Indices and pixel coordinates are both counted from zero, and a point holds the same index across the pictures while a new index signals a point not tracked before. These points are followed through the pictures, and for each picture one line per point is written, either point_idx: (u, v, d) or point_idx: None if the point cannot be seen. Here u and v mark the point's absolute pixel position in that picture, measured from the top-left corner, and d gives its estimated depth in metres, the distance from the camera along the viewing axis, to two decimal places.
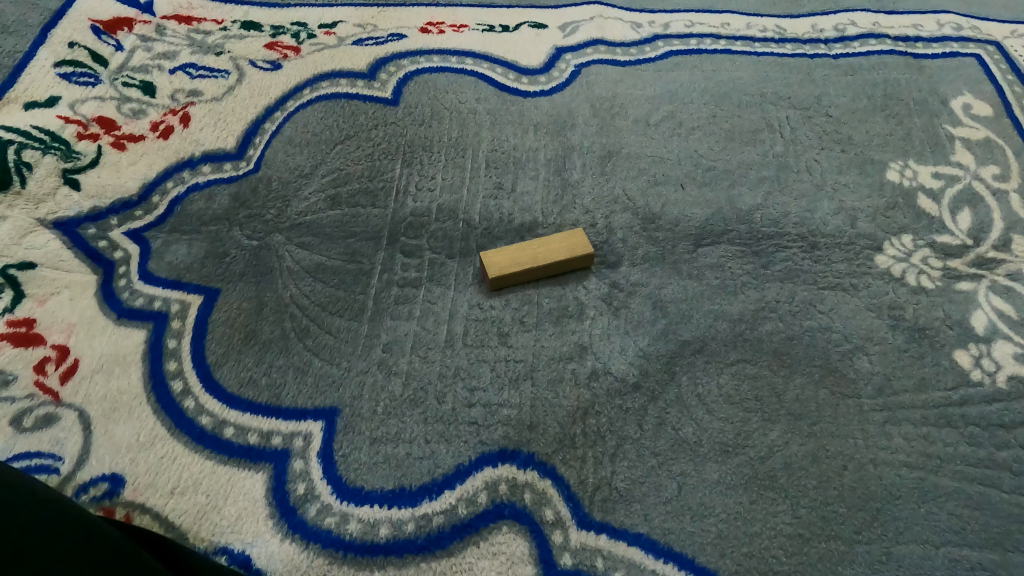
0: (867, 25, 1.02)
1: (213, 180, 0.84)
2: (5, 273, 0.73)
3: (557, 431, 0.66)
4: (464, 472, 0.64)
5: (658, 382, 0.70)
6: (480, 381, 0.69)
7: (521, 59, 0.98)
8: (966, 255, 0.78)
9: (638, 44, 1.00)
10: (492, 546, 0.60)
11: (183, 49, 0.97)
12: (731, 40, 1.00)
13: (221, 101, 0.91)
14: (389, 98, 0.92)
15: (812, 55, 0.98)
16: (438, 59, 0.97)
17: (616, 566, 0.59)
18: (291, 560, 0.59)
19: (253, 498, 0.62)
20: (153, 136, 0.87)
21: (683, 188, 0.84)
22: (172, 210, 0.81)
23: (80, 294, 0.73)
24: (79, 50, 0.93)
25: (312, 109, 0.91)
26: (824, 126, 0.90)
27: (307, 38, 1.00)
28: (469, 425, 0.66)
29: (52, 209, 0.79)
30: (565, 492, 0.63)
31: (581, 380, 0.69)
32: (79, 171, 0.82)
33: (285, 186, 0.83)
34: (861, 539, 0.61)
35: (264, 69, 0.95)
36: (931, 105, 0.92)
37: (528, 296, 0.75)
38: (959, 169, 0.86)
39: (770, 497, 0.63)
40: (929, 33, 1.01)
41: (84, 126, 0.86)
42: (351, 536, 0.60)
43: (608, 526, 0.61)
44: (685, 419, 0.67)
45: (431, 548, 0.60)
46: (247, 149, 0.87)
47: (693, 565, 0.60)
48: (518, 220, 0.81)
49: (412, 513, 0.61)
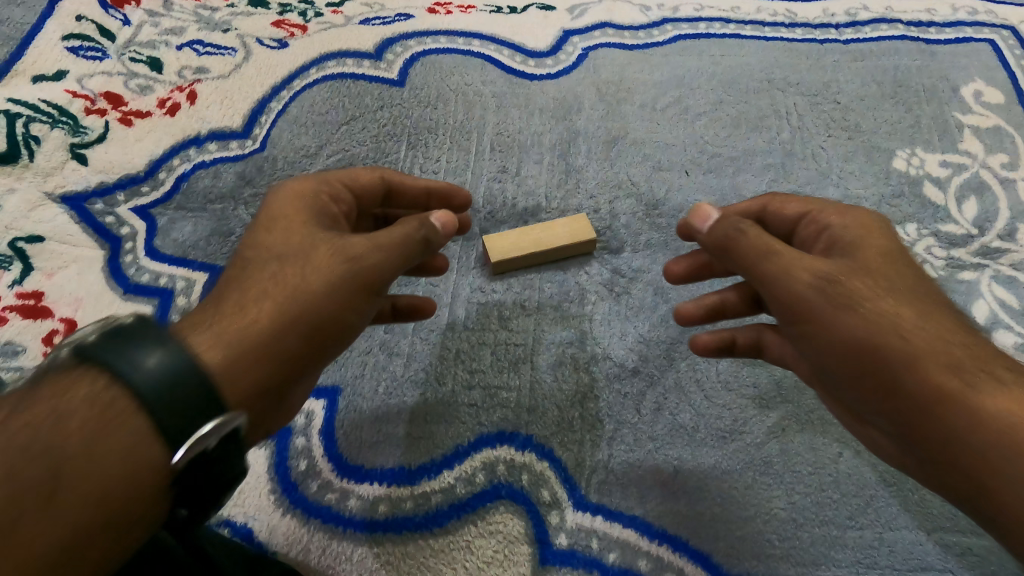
0: (880, 9, 1.00)
1: (219, 158, 0.84)
2: (15, 245, 0.75)
3: (556, 414, 0.67)
4: (463, 453, 0.65)
5: (657, 367, 0.70)
6: (481, 363, 0.70)
7: (529, 41, 0.97)
8: (970, 245, 0.78)
9: (647, 28, 0.98)
10: (490, 525, 0.61)
11: (190, 26, 0.96)
12: (740, 25, 0.99)
13: (227, 79, 0.91)
14: (395, 79, 0.92)
15: (822, 40, 0.97)
16: (445, 40, 0.96)
17: (611, 546, 0.61)
18: (292, 534, 0.61)
19: (255, 473, 0.63)
20: (160, 113, 0.87)
21: (687, 174, 0.84)
22: (178, 186, 0.82)
23: (87, 268, 0.75)
24: (86, 24, 0.94)
25: (318, 90, 0.91)
26: (831, 112, 0.89)
27: (314, 16, 0.99)
28: (469, 407, 0.67)
29: (60, 183, 0.80)
30: (563, 474, 0.64)
31: (581, 364, 0.70)
32: (86, 146, 0.83)
33: (290, 166, 0.84)
34: (854, 525, 0.62)
35: (271, 47, 0.95)
36: (940, 92, 0.91)
37: (530, 280, 0.75)
38: (966, 157, 0.85)
39: (766, 482, 0.64)
40: (943, 18, 0.99)
41: (92, 101, 0.87)
42: (351, 513, 0.62)
43: (605, 508, 0.62)
44: (683, 405, 0.68)
45: (430, 526, 0.61)
46: (253, 128, 0.87)
47: (687, 547, 0.61)
48: (522, 204, 0.82)
49: (411, 491, 0.63)
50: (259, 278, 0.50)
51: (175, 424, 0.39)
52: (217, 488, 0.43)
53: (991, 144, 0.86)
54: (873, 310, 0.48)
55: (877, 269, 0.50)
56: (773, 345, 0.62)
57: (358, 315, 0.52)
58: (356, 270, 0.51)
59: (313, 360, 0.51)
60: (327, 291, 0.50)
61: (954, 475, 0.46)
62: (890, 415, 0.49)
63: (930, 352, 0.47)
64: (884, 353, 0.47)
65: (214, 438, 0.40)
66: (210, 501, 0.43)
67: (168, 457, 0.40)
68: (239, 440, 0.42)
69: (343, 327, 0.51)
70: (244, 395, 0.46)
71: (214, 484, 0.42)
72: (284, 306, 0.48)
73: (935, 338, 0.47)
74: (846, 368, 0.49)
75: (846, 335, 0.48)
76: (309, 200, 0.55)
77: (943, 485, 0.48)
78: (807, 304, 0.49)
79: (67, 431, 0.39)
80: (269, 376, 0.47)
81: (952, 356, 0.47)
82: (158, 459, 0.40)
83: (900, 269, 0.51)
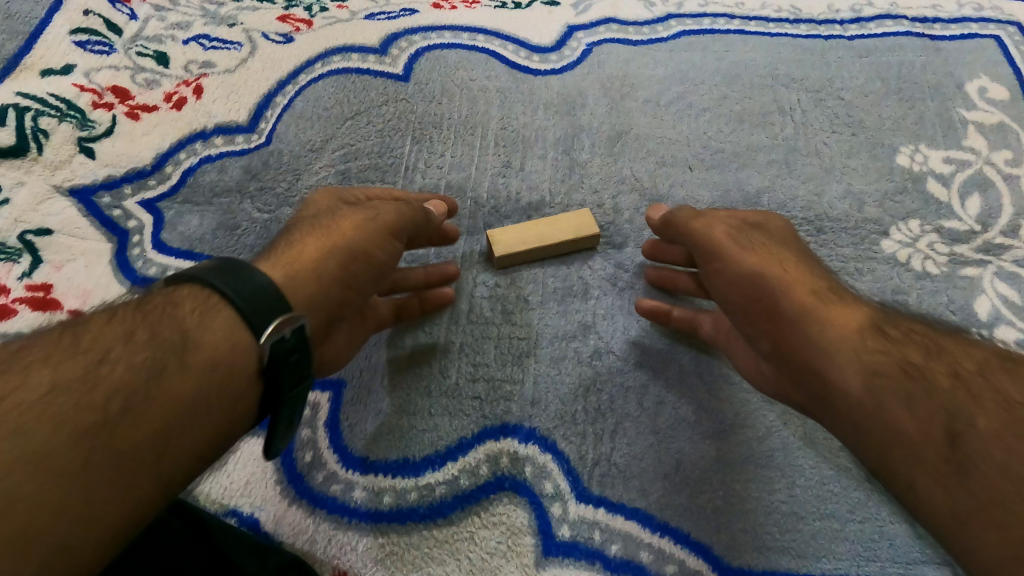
0: (885, 5, 1.00)
1: (225, 152, 0.85)
2: (24, 238, 0.76)
3: (559, 407, 0.67)
4: (466, 445, 0.65)
5: (660, 361, 0.70)
6: (484, 356, 0.70)
7: (533, 36, 0.97)
8: (973, 241, 0.78)
9: (651, 23, 0.98)
10: (493, 516, 0.62)
11: (196, 20, 0.96)
12: (744, 21, 0.99)
13: (233, 73, 0.92)
14: (400, 74, 0.93)
15: (827, 36, 0.97)
16: (450, 36, 0.97)
17: (613, 538, 0.61)
18: (298, 524, 0.62)
19: (262, 464, 0.64)
20: (167, 107, 0.88)
21: (691, 170, 0.84)
22: (185, 180, 0.83)
23: (95, 261, 0.75)
24: (94, 18, 0.94)
25: (323, 85, 0.91)
26: (835, 109, 0.89)
27: (319, 11, 0.99)
28: (473, 400, 0.68)
29: (68, 176, 0.81)
30: (565, 466, 0.64)
31: (584, 358, 0.70)
32: (94, 140, 0.84)
33: (295, 160, 0.85)
34: (855, 518, 0.63)
35: (276, 42, 0.95)
36: (945, 88, 0.91)
37: (533, 274, 0.76)
38: (970, 154, 0.85)
39: (767, 475, 0.64)
40: (948, 14, 0.99)
41: (99, 95, 0.88)
42: (357, 503, 0.63)
43: (607, 500, 0.63)
44: (685, 398, 0.68)
45: (433, 517, 0.62)
46: (259, 122, 0.88)
47: (688, 540, 0.61)
48: (526, 199, 0.82)
49: (416, 482, 0.64)
50: (303, 232, 0.56)
51: (259, 313, 0.44)
52: (292, 387, 0.46)
53: (995, 140, 0.86)
54: (769, 254, 0.59)
55: (777, 237, 0.62)
56: (705, 324, 0.69)
57: (385, 255, 0.58)
58: (381, 220, 0.59)
59: (351, 293, 0.55)
60: (361, 232, 0.57)
61: (799, 371, 0.52)
62: (768, 334, 0.55)
63: (802, 279, 0.55)
64: (767, 279, 0.56)
65: (290, 329, 0.45)
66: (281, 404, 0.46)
67: (256, 345, 0.44)
68: (307, 338, 0.47)
69: (372, 263, 0.57)
70: (299, 308, 0.50)
71: (291, 383, 0.46)
72: (329, 242, 0.54)
73: (808, 274, 0.56)
74: (743, 297, 0.57)
75: (748, 264, 0.58)
76: (342, 190, 0.66)
77: (797, 385, 0.54)
78: (719, 245, 0.60)
79: (193, 316, 0.43)
80: (317, 296, 0.51)
81: (818, 285, 0.55)
82: (251, 345, 0.44)
83: (794, 241, 0.63)
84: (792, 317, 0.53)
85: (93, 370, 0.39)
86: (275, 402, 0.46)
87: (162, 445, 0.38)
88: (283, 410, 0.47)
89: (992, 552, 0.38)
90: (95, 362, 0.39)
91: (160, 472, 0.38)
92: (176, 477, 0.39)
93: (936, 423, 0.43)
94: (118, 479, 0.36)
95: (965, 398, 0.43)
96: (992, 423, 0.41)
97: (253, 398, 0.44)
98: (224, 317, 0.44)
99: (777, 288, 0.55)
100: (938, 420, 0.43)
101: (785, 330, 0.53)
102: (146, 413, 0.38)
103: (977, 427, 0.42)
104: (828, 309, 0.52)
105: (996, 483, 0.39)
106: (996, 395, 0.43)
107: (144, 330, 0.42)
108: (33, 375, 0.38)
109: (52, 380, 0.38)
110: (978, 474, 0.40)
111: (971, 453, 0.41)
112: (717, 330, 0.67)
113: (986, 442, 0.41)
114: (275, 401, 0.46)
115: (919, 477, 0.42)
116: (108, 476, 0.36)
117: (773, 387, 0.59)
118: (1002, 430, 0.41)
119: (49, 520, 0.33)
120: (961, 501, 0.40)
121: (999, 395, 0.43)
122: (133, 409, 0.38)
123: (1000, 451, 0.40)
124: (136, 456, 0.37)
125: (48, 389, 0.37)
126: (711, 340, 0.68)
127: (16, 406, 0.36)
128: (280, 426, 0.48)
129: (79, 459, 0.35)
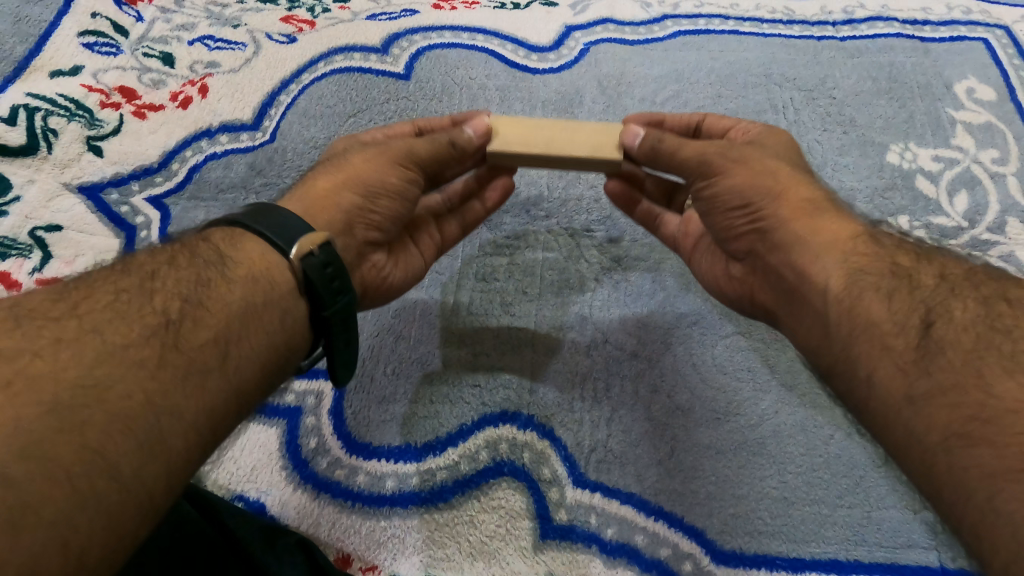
0: (876, 8, 1.02)
1: (230, 149, 0.87)
2: (34, 234, 0.77)
3: (555, 395, 0.69)
4: (466, 432, 0.67)
5: (655, 350, 0.72)
6: (484, 345, 0.72)
7: (531, 36, 0.99)
8: (960, 237, 0.80)
9: (647, 24, 1.00)
10: (493, 500, 0.64)
11: (201, 21, 0.98)
12: (739, 22, 1.01)
13: (238, 73, 0.94)
14: (402, 73, 0.95)
15: (820, 36, 0.99)
16: (450, 35, 0.99)
17: (609, 522, 0.63)
18: (303, 508, 0.63)
19: (266, 449, 0.66)
20: (173, 106, 0.90)
21: None
22: (191, 176, 0.85)
23: (104, 255, 0.77)
24: (101, 21, 0.96)
25: (327, 82, 0.93)
26: (827, 108, 0.91)
27: (322, 12, 1.01)
28: (473, 387, 0.69)
29: (77, 174, 0.83)
30: (563, 453, 0.66)
31: (581, 348, 0.72)
32: (102, 139, 0.86)
33: (299, 157, 0.87)
34: (843, 504, 0.64)
35: (280, 41, 0.97)
36: (934, 88, 0.93)
37: (532, 267, 0.78)
38: (959, 152, 0.87)
39: (758, 462, 0.66)
40: (938, 16, 1.01)
41: (106, 95, 0.90)
42: (360, 487, 0.65)
43: (603, 485, 0.65)
44: (679, 386, 0.70)
45: (433, 501, 0.64)
46: (263, 121, 0.90)
47: (682, 524, 0.63)
48: (524, 194, 0.83)
49: (417, 468, 0.65)
50: (321, 170, 0.63)
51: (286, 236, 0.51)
52: (337, 303, 0.52)
53: (982, 140, 0.88)
54: (759, 166, 0.58)
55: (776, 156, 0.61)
56: (671, 223, 0.71)
57: (405, 180, 0.62)
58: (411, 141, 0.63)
59: (376, 212, 0.61)
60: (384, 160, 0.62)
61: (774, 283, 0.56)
62: (745, 237, 0.59)
63: (795, 189, 0.57)
64: (760, 188, 0.57)
65: (317, 246, 0.51)
66: (328, 323, 0.52)
67: (289, 264, 0.51)
68: (337, 255, 0.52)
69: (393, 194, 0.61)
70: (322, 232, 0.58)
71: (334, 299, 0.52)
72: (343, 177, 0.61)
73: (807, 187, 0.57)
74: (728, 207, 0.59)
75: (739, 176, 0.58)
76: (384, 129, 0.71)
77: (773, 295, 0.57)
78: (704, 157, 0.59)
79: (226, 245, 0.51)
80: (336, 220, 0.59)
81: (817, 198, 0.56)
82: (284, 264, 0.51)
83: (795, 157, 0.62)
84: (781, 224, 0.55)
85: (148, 285, 0.46)
86: (325, 317, 0.52)
87: (222, 348, 0.45)
88: (337, 329, 0.53)
89: (941, 435, 0.40)
90: (148, 280, 0.46)
91: (226, 375, 0.44)
92: (243, 387, 0.45)
93: (916, 316, 0.46)
94: (192, 375, 0.42)
95: (947, 294, 0.47)
96: (967, 317, 0.45)
97: (300, 313, 0.51)
98: (252, 241, 0.52)
99: (765, 194, 0.56)
100: (916, 313, 0.46)
101: (773, 238, 0.56)
102: (201, 322, 0.45)
103: (953, 320, 0.45)
104: (813, 227, 0.54)
105: (955, 364, 0.42)
106: (978, 295, 0.47)
107: (185, 257, 0.49)
108: (96, 292, 0.45)
109: (115, 294, 0.45)
110: (941, 359, 0.43)
111: (941, 339, 0.44)
112: (683, 232, 0.70)
113: (955, 330, 0.44)
114: (323, 317, 0.52)
115: (883, 365, 0.45)
116: (180, 375, 0.42)
117: (736, 290, 0.63)
118: (971, 325, 0.44)
119: (124, 411, 0.38)
120: (919, 385, 0.42)
121: (981, 295, 0.46)
122: (190, 316, 0.45)
123: (969, 338, 0.43)
124: (204, 352, 0.44)
125: (114, 299, 0.44)
126: (674, 240, 0.71)
127: (88, 312, 0.43)
128: (337, 346, 0.54)
129: (152, 353, 0.41)
